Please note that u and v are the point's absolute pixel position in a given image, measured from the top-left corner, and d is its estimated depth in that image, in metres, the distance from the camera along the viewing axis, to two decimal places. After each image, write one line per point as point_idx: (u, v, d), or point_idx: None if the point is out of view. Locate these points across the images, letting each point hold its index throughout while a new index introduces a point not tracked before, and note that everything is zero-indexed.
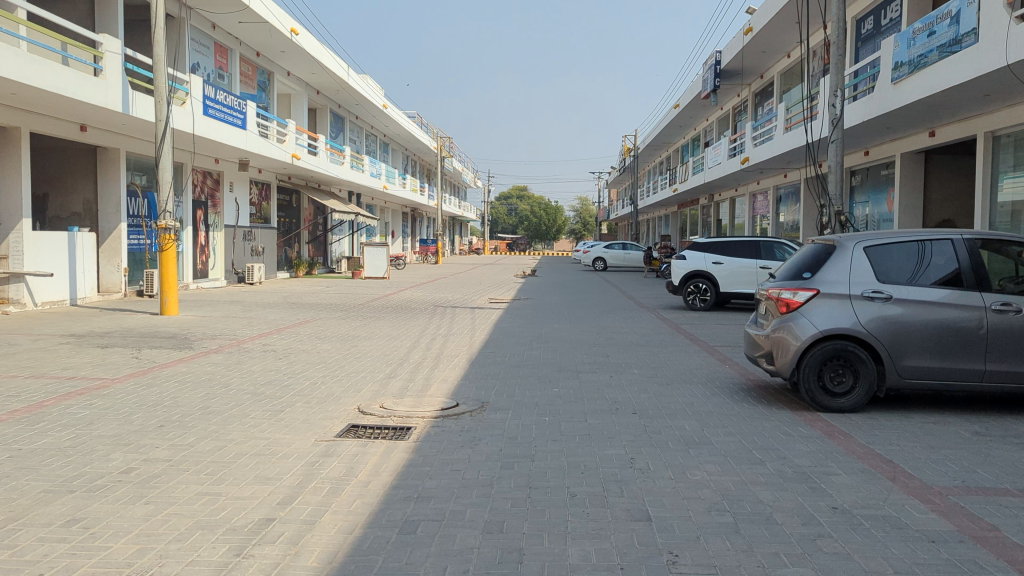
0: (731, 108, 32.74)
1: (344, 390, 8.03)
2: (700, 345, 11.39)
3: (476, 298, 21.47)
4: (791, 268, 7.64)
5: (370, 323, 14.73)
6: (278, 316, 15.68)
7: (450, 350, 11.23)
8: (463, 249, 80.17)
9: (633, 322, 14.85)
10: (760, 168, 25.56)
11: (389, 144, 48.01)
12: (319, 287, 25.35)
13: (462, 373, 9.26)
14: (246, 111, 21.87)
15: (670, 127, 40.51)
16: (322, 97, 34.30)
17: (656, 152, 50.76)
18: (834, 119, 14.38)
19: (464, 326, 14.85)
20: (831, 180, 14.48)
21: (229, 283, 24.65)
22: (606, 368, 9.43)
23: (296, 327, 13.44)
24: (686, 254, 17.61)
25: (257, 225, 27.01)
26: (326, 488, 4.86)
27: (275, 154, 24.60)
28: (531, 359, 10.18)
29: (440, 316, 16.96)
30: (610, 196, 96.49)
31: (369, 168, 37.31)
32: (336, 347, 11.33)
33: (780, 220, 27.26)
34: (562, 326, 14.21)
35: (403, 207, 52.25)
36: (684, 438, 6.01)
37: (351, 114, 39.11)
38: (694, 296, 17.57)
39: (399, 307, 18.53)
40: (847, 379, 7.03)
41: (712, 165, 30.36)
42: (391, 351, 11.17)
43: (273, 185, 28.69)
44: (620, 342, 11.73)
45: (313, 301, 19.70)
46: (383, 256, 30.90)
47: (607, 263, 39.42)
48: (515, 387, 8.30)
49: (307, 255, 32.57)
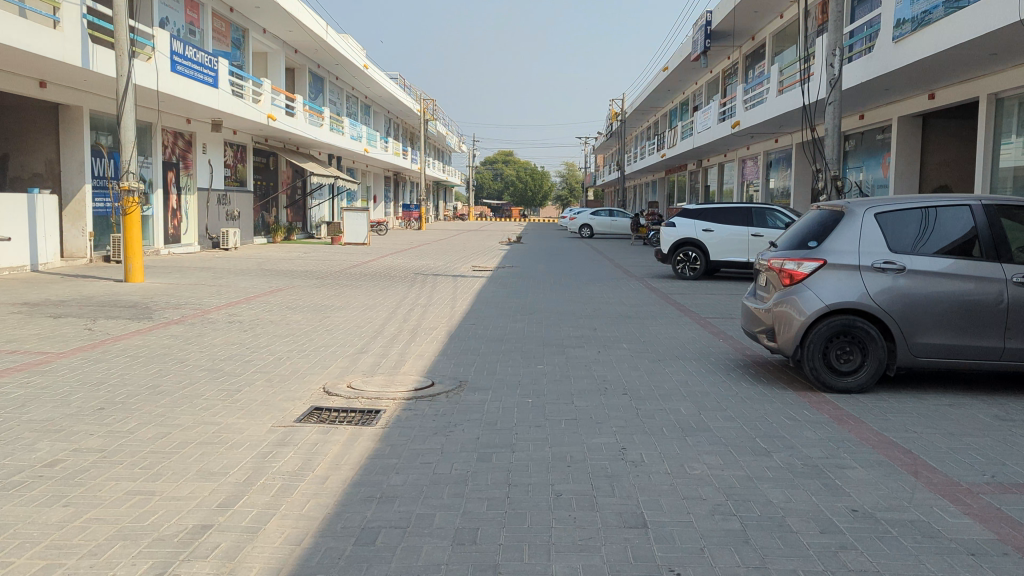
0: (721, 71, 32.01)
1: (311, 367, 7.42)
2: (692, 316, 10.85)
3: (458, 265, 20.86)
4: (794, 237, 7.06)
5: (346, 291, 14.09)
6: (250, 283, 15.00)
7: (429, 322, 10.61)
8: (447, 214, 79.38)
9: (621, 291, 14.29)
10: (750, 132, 24.94)
11: (371, 107, 46.98)
12: (296, 253, 24.62)
13: (440, 347, 8.67)
14: (218, 69, 20.96)
15: (658, 91, 39.74)
16: (300, 56, 33.28)
17: (643, 117, 50.00)
18: (832, 80, 13.73)
19: (444, 294, 14.24)
20: (827, 143, 13.86)
21: (203, 249, 23.87)
22: (594, 342, 8.87)
23: (267, 295, 12.78)
24: (675, 221, 17.00)
25: (232, 188, 26.16)
26: (276, 485, 4.27)
27: (250, 115, 23.71)
28: (513, 333, 9.59)
29: (421, 284, 16.34)
30: (595, 162, 95.65)
31: (349, 131, 36.38)
32: (308, 318, 10.70)
33: (770, 186, 26.72)
34: (547, 295, 13.64)
35: (385, 171, 51.33)
36: (681, 424, 5.45)
37: (331, 75, 38.07)
38: (684, 265, 17.11)
39: (378, 275, 17.89)
40: (855, 358, 6.48)
41: (700, 129, 29.71)
42: (366, 322, 10.55)
43: (249, 148, 27.80)
44: (607, 313, 11.16)
45: (289, 268, 19.01)
46: (364, 221, 30.14)
47: (593, 230, 38.88)
48: (495, 363, 7.72)
49: (286, 220, 31.77)
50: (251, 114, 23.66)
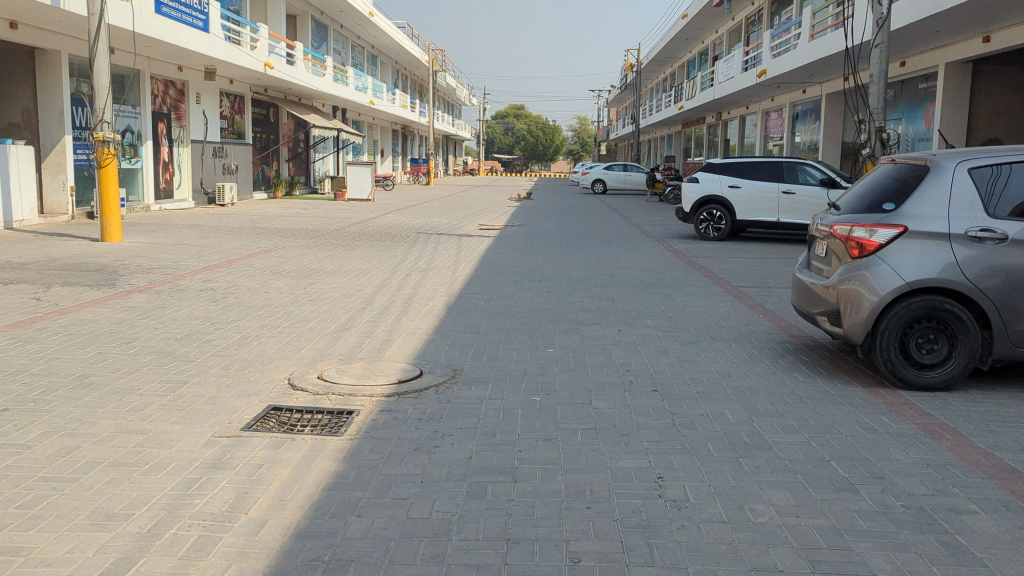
0: (745, 18, 30.30)
1: (280, 351, 6.27)
2: (722, 285, 9.63)
3: (464, 223, 19.60)
4: (861, 196, 5.78)
5: (339, 253, 12.89)
6: (236, 243, 13.84)
7: (427, 290, 9.43)
8: (457, 169, 77.84)
9: (642, 254, 13.06)
10: (776, 82, 23.44)
11: (377, 56, 45.29)
12: (296, 209, 23.44)
13: (437, 322, 7.50)
14: (209, 12, 19.59)
15: (677, 40, 38.00)
16: (302, 2, 31.71)
17: (659, 68, 48.15)
18: (880, 19, 12.25)
19: (447, 257, 13.03)
20: (871, 91, 12.47)
21: (198, 204, 22.69)
22: (613, 317, 7.68)
23: (251, 258, 11.61)
24: (699, 176, 15.65)
25: (229, 140, 24.87)
26: (191, 539, 3.12)
27: (246, 62, 22.35)
28: (522, 305, 8.39)
29: (423, 244, 15.14)
30: (609, 115, 93.55)
31: (354, 81, 34.90)
32: (291, 285, 9.53)
33: (795, 139, 25.25)
34: (560, 259, 12.42)
35: (392, 124, 49.76)
36: (731, 440, 4.29)
37: (335, 22, 36.47)
38: (708, 224, 15.78)
39: (378, 234, 16.68)
40: (939, 347, 5.28)
41: (722, 79, 28.15)
42: (356, 290, 9.37)
43: (247, 98, 26.44)
44: (628, 281, 9.96)
45: (284, 225, 17.84)
46: (368, 175, 28.87)
47: (607, 186, 37.41)
48: (498, 345, 6.54)
49: (287, 174, 30.52)
50: (246, 61, 22.32)
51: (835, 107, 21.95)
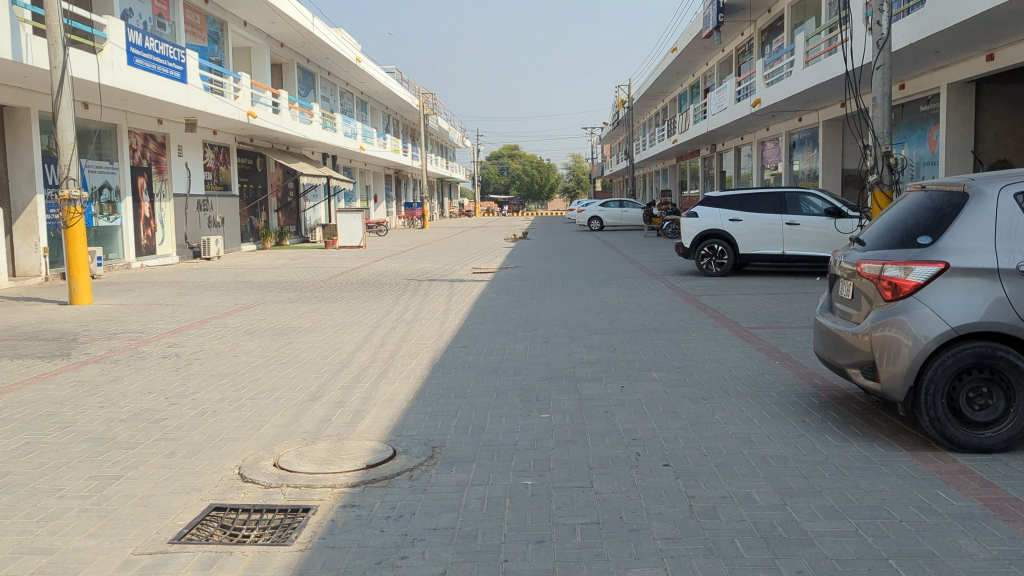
0: (734, 48, 29.99)
1: (237, 429, 5.52)
2: (731, 327, 8.90)
3: (457, 268, 18.93)
4: (888, 228, 5.08)
5: (322, 307, 12.19)
6: (214, 300, 13.15)
7: (412, 346, 8.71)
8: (453, 212, 77.59)
9: (642, 295, 12.35)
10: (771, 111, 22.96)
11: (367, 102, 45.10)
12: (284, 260, 22.81)
13: (420, 385, 6.77)
14: (186, 62, 19.11)
15: (667, 74, 37.73)
16: (287, 51, 31.41)
17: (651, 102, 47.93)
18: (880, 40, 11.67)
19: (437, 306, 12.33)
20: (874, 115, 11.83)
21: (183, 259, 22.08)
22: (614, 371, 6.93)
23: (227, 317, 10.91)
24: (698, 210, 15.07)
25: (214, 193, 24.33)
26: None
27: (228, 112, 21.87)
28: (514, 360, 7.65)
29: (413, 292, 14.46)
30: (603, 152, 93.60)
31: (343, 128, 34.52)
32: (265, 346, 8.81)
33: (793, 168, 24.70)
34: (556, 303, 11.71)
35: (385, 169, 49.43)
36: (761, 533, 3.52)
37: (323, 70, 36.24)
38: (709, 259, 15.09)
39: (366, 283, 16.01)
40: (993, 401, 4.53)
41: (714, 111, 27.72)
42: (335, 349, 8.65)
43: (233, 148, 25.96)
44: (629, 327, 9.22)
45: (269, 278, 17.17)
46: (359, 222, 28.30)
47: (603, 223, 36.77)
48: (486, 411, 5.79)
49: (276, 225, 29.96)
50: (228, 111, 21.84)
51: (833, 134, 21.42)
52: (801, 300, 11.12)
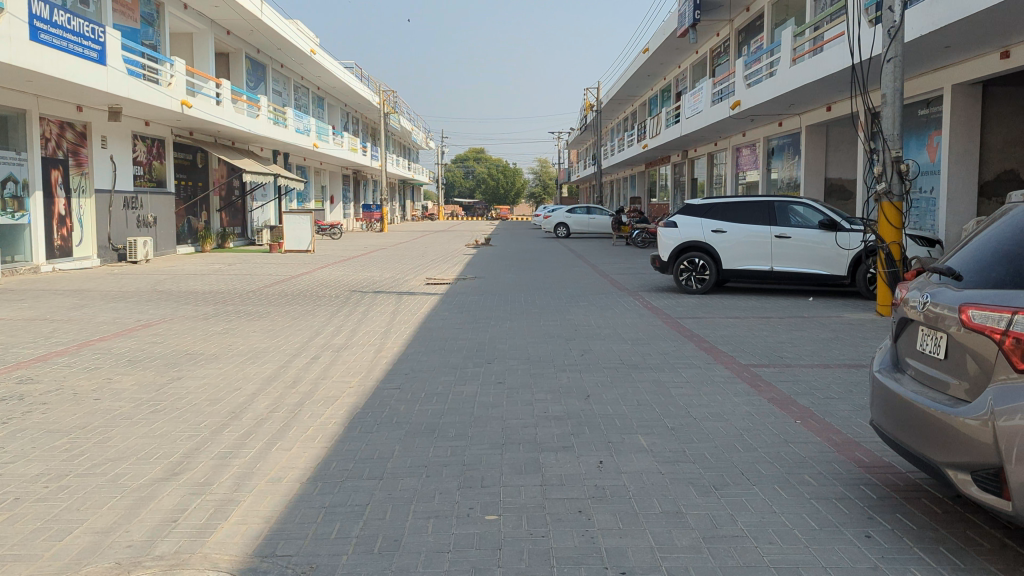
0: (709, 49, 28.64)
1: (28, 540, 3.69)
2: (730, 367, 7.25)
3: (409, 278, 17.15)
4: (996, 252, 3.39)
5: (240, 326, 10.34)
6: (118, 315, 11.23)
7: (331, 386, 6.92)
8: (415, 215, 75.75)
9: (615, 317, 10.69)
10: (750, 115, 21.54)
11: (324, 99, 43.17)
12: (219, 265, 20.85)
13: (325, 454, 4.99)
14: (106, 42, 17.10)
15: (637, 76, 36.32)
16: (235, 40, 29.40)
17: (619, 107, 46.47)
18: (891, 28, 10.13)
19: (376, 325, 10.55)
20: (884, 115, 10.38)
21: (106, 262, 20.02)
22: (588, 435, 5.21)
23: (117, 340, 9.02)
24: (677, 220, 13.46)
25: (145, 189, 22.26)
26: None
27: (159, 101, 19.85)
28: (457, 411, 5.90)
29: (352, 308, 12.65)
30: (570, 156, 92.35)
31: (295, 124, 32.51)
32: (143, 384, 6.94)
33: (770, 176, 23.32)
34: (517, 326, 9.99)
35: (343, 169, 47.46)
36: None
37: (275, 62, 34.21)
38: (688, 275, 13.47)
39: (303, 295, 14.18)
40: None
41: (688, 115, 26.26)
42: (232, 389, 6.82)
43: (169, 141, 23.89)
44: (604, 363, 7.52)
45: (195, 286, 15.27)
46: (307, 225, 26.31)
47: (569, 230, 35.26)
48: (406, 509, 4.01)
49: (219, 225, 27.90)
50: (159, 99, 19.81)
51: (816, 140, 20.02)
52: (800, 329, 9.53)
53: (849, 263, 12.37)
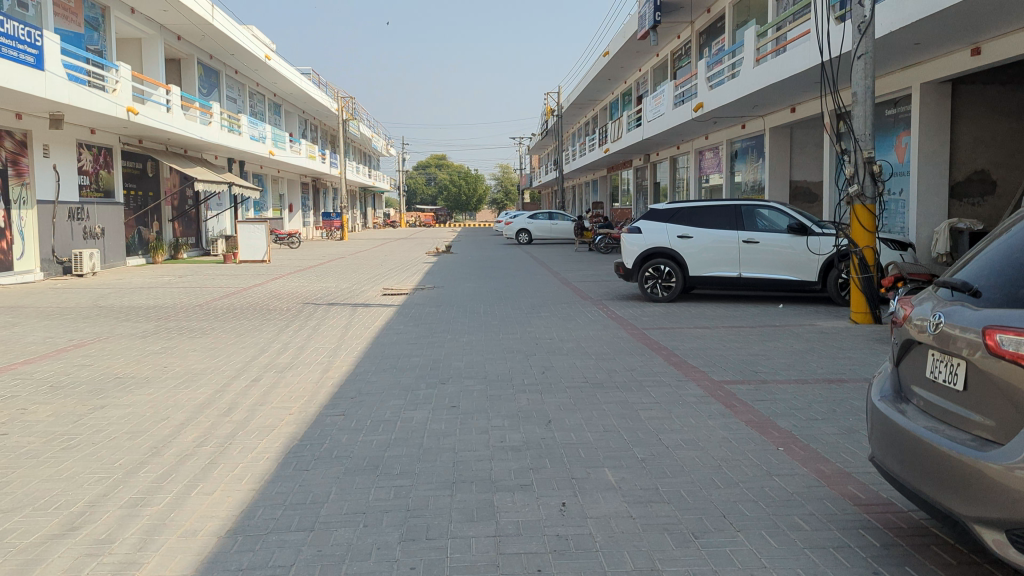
0: (670, 53, 28.38)
1: None
2: (702, 384, 6.77)
3: (365, 289, 16.50)
4: (1019, 266, 2.91)
5: (179, 344, 9.63)
6: (47, 333, 10.44)
7: (268, 414, 6.28)
8: (377, 222, 74.94)
9: (580, 329, 10.17)
10: (713, 118, 21.25)
11: (281, 105, 42.30)
12: (169, 277, 20.02)
13: (252, 500, 4.37)
14: (44, 46, 16.27)
15: (598, 80, 36.05)
16: (186, 44, 28.53)
17: (580, 111, 46.24)
18: (862, 24, 9.73)
19: (326, 341, 9.93)
20: (855, 114, 9.97)
21: (49, 276, 19.11)
22: (550, 470, 4.66)
23: (39, 363, 8.27)
24: (641, 226, 12.99)
25: (92, 200, 21.35)
26: None
27: (103, 108, 18.98)
28: (406, 443, 5.32)
29: (303, 321, 11.99)
30: (533, 162, 92.12)
31: (249, 131, 31.66)
32: (59, 415, 6.24)
33: (734, 180, 23.04)
34: (475, 341, 9.42)
35: (302, 176, 46.58)
36: None
37: (229, 67, 33.33)
38: (654, 283, 13.00)
39: (253, 309, 13.49)
40: None
41: (650, 118, 25.95)
42: (158, 419, 6.15)
43: (116, 149, 22.99)
44: (567, 382, 6.99)
45: (139, 300, 14.48)
46: (263, 235, 25.53)
47: (532, 236, 34.77)
48: (339, 570, 3.43)
49: (171, 236, 27.00)
50: (103, 106, 18.95)
51: (780, 143, 19.76)
52: (773, 340, 9.09)
53: (819, 269, 11.98)
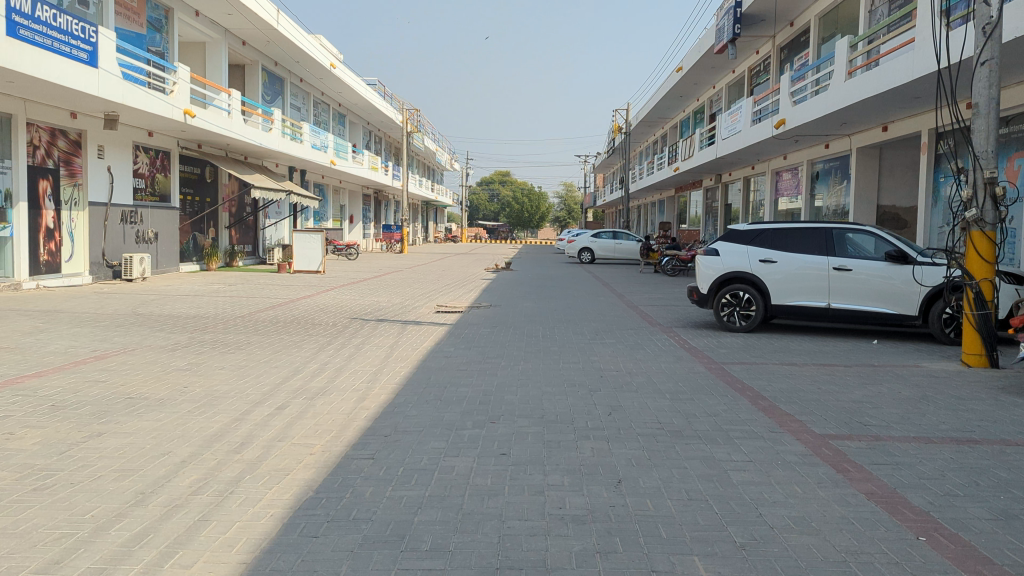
0: (748, 68, 27.11)
1: None
2: (805, 440, 5.62)
3: (417, 305, 15.62)
4: None
5: (206, 361, 8.81)
6: (71, 342, 9.74)
7: (284, 453, 5.34)
8: (438, 237, 74.65)
9: (650, 360, 9.06)
10: (794, 136, 19.96)
11: (346, 116, 42.11)
12: (218, 285, 19.48)
13: None
14: (98, 42, 15.89)
15: (669, 97, 34.88)
16: (251, 51, 28.30)
17: (649, 129, 45.09)
18: (988, 24, 8.48)
19: (368, 363, 9.01)
20: (975, 127, 8.70)
21: (98, 280, 18.74)
22: (622, 559, 3.59)
23: (49, 378, 7.49)
24: (719, 248, 11.95)
25: (146, 204, 21.01)
26: None
27: (158, 109, 18.59)
28: (440, 502, 4.31)
29: (346, 338, 11.11)
30: (598, 180, 91.00)
31: (311, 140, 31.32)
32: (45, 444, 5.39)
33: (814, 203, 21.66)
34: (532, 370, 8.40)
35: (364, 188, 46.33)
36: None
37: (295, 76, 33.12)
38: (731, 310, 11.81)
39: (297, 322, 12.69)
40: None
41: (724, 135, 24.70)
42: (155, 455, 5.24)
43: (174, 153, 22.67)
44: (639, 428, 5.90)
45: (180, 308, 13.84)
46: (318, 245, 24.94)
47: (595, 256, 33.88)
48: None
49: (227, 243, 26.65)
50: (158, 106, 18.55)
51: (867, 165, 18.38)
52: (877, 383, 7.85)
53: (921, 303, 10.63)
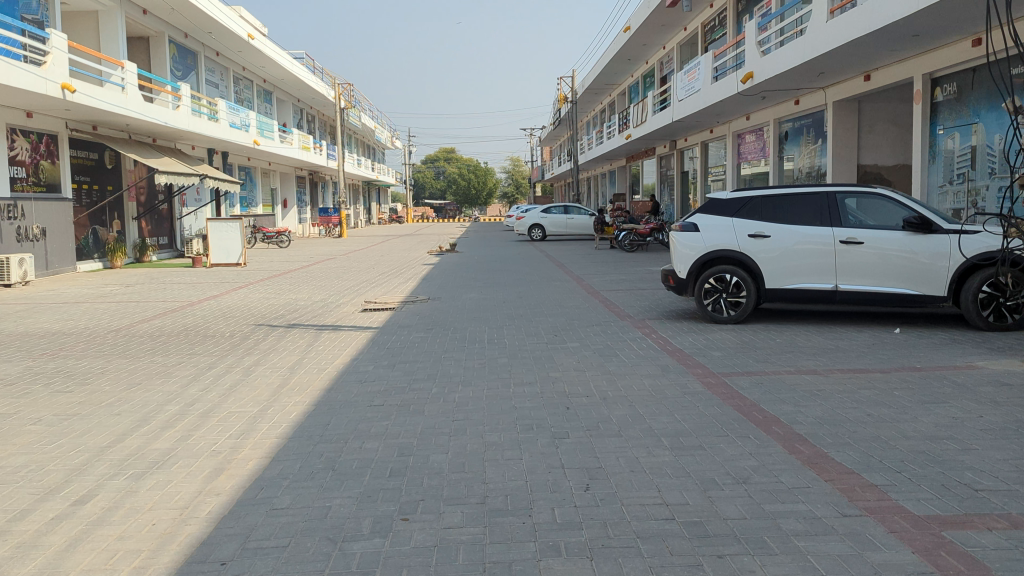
0: (701, 24, 25.03)
1: None
2: (906, 534, 3.48)
3: (342, 302, 13.22)
4: None
5: (21, 410, 6.31)
6: None
7: None
8: (383, 218, 71.86)
9: (626, 376, 6.89)
10: (762, 92, 17.94)
11: (272, 93, 39.17)
12: (114, 286, 16.85)
13: None
14: None
15: (617, 61, 32.74)
16: (155, 21, 25.35)
17: (596, 97, 43.06)
18: None
19: (251, 398, 6.63)
20: None
21: None
22: None
23: None
24: (698, 222, 9.78)
25: (30, 196, 18.22)
26: None
27: (31, 84, 15.77)
28: None
29: (239, 356, 8.69)
30: (544, 154, 88.92)
31: (230, 118, 28.49)
32: None
33: (783, 165, 19.72)
34: (473, 402, 6.14)
35: (298, 169, 43.46)
36: None
37: (209, 49, 30.17)
38: (715, 298, 9.66)
39: (186, 334, 10.21)
40: None
41: (680, 96, 22.59)
42: None
43: (63, 136, 19.83)
44: (637, 523, 3.69)
45: (45, 322, 11.23)
46: (238, 235, 22.34)
47: (546, 233, 31.57)
48: None
49: (135, 235, 23.84)
50: (30, 81, 15.72)
51: (845, 120, 16.45)
52: (940, 399, 5.77)
53: (949, 282, 8.69)
